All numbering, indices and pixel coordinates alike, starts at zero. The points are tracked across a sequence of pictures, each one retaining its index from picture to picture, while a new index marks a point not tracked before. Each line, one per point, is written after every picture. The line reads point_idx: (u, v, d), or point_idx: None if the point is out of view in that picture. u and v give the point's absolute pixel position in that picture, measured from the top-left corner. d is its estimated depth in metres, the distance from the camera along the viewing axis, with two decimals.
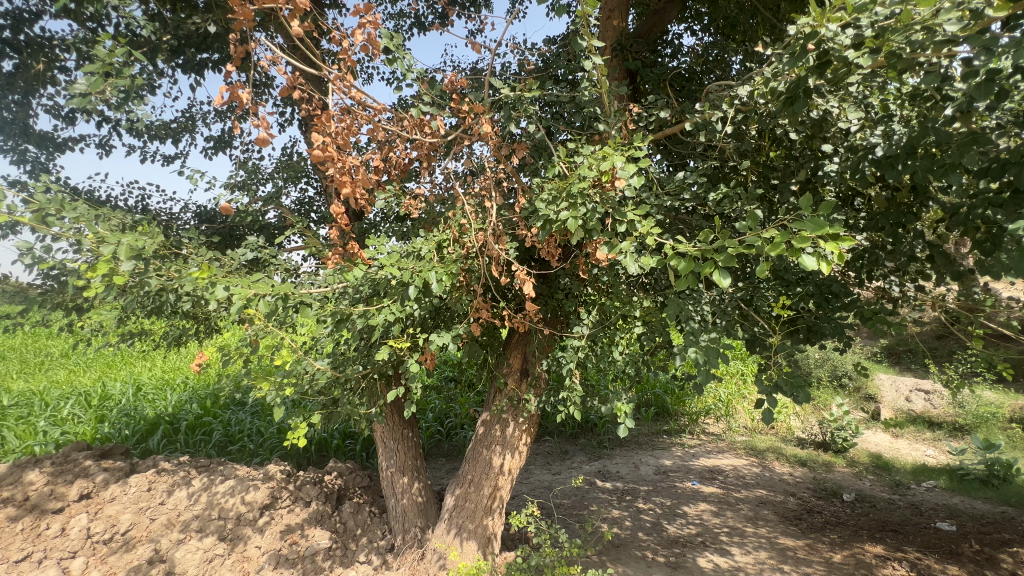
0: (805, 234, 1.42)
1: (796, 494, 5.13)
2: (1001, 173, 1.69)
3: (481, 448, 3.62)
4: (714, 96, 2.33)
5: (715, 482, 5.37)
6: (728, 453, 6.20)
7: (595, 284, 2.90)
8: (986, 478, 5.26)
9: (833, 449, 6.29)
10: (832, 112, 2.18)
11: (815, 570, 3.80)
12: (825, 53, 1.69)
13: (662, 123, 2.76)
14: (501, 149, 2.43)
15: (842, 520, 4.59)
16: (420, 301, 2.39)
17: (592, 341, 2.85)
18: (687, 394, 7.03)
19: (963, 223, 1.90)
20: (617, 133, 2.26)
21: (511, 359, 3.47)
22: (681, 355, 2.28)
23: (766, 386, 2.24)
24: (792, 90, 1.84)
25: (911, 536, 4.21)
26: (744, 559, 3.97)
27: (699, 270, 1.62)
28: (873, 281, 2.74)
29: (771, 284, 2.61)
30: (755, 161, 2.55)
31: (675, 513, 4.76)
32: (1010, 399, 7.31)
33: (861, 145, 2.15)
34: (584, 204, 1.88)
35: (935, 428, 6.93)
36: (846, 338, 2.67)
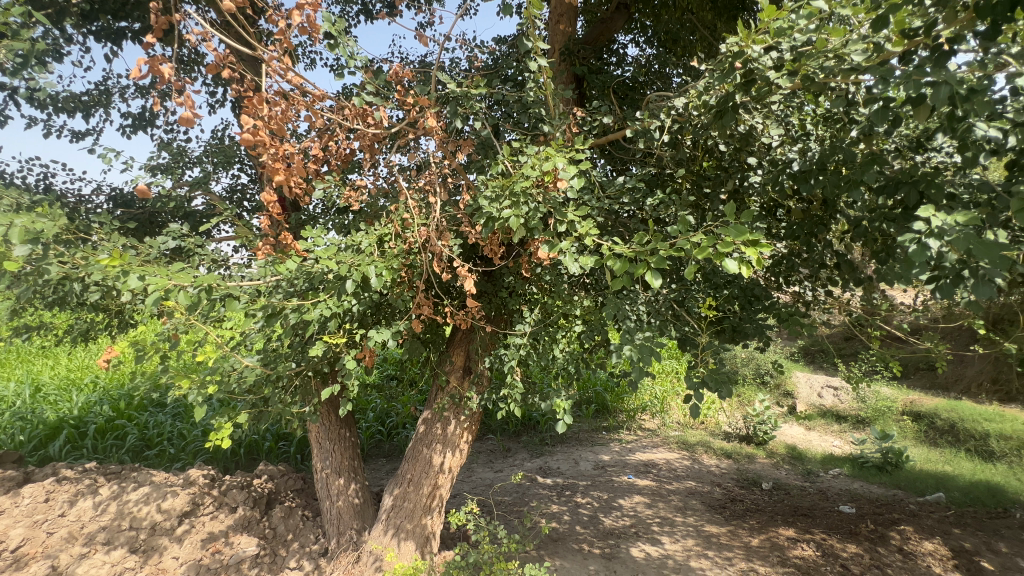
0: (729, 240, 1.53)
1: (721, 485, 5.49)
2: (895, 190, 1.89)
3: (422, 447, 3.59)
4: (653, 106, 2.44)
5: (649, 475, 5.63)
6: (661, 448, 6.51)
7: (538, 283, 2.98)
8: (882, 464, 5.87)
9: (754, 442, 6.78)
10: (757, 127, 2.34)
11: (735, 555, 4.06)
12: (751, 71, 1.81)
13: (604, 128, 2.85)
14: (446, 144, 2.40)
15: (760, 507, 4.95)
16: (360, 296, 2.30)
17: (535, 340, 2.94)
18: (625, 391, 7.32)
19: (863, 235, 2.11)
20: (560, 134, 2.31)
21: (453, 357, 3.49)
22: (617, 353, 2.38)
23: (695, 381, 2.37)
24: (721, 104, 1.95)
25: (819, 519, 4.60)
26: (673, 547, 4.19)
27: (633, 270, 1.69)
28: (791, 285, 2.96)
29: (701, 286, 2.77)
30: (689, 170, 2.66)
31: (611, 506, 4.94)
32: (903, 393, 8.19)
33: (781, 158, 2.32)
34: (526, 203, 1.88)
35: (841, 420, 7.65)
36: (766, 338, 2.88)
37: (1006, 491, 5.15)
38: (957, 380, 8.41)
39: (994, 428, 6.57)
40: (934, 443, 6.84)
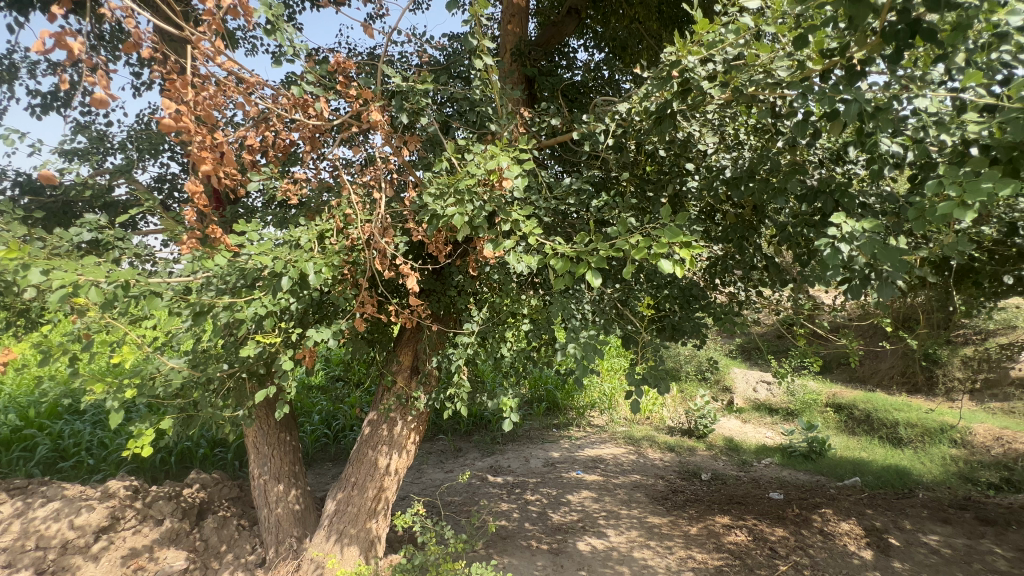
0: (663, 242, 1.59)
1: (664, 477, 5.71)
2: (815, 199, 2.03)
3: (367, 449, 3.50)
4: (599, 110, 2.50)
5: (596, 470, 5.78)
6: (609, 443, 6.71)
7: (487, 282, 2.99)
8: (807, 453, 6.33)
9: (696, 435, 7.11)
10: (695, 134, 2.45)
11: (675, 543, 4.25)
12: (687, 81, 1.89)
13: (552, 130, 2.90)
14: (392, 139, 2.35)
15: (699, 497, 5.19)
16: (298, 295, 2.20)
17: (483, 338, 2.95)
18: (575, 389, 7.51)
19: (788, 239, 2.26)
20: (507, 134, 2.33)
21: (401, 357, 3.43)
22: (562, 351, 2.43)
23: (635, 378, 2.45)
24: (660, 112, 2.03)
25: (751, 506, 4.89)
26: (617, 539, 4.32)
27: (575, 270, 1.73)
28: (726, 286, 3.13)
29: (643, 286, 2.87)
30: (633, 174, 2.75)
31: (559, 501, 5.04)
32: (827, 387, 8.87)
33: (715, 165, 2.44)
34: (472, 201, 1.87)
35: (773, 413, 8.19)
36: (703, 336, 3.04)
37: (911, 474, 5.69)
38: (873, 373, 9.19)
39: (901, 416, 7.19)
40: (852, 432, 7.45)
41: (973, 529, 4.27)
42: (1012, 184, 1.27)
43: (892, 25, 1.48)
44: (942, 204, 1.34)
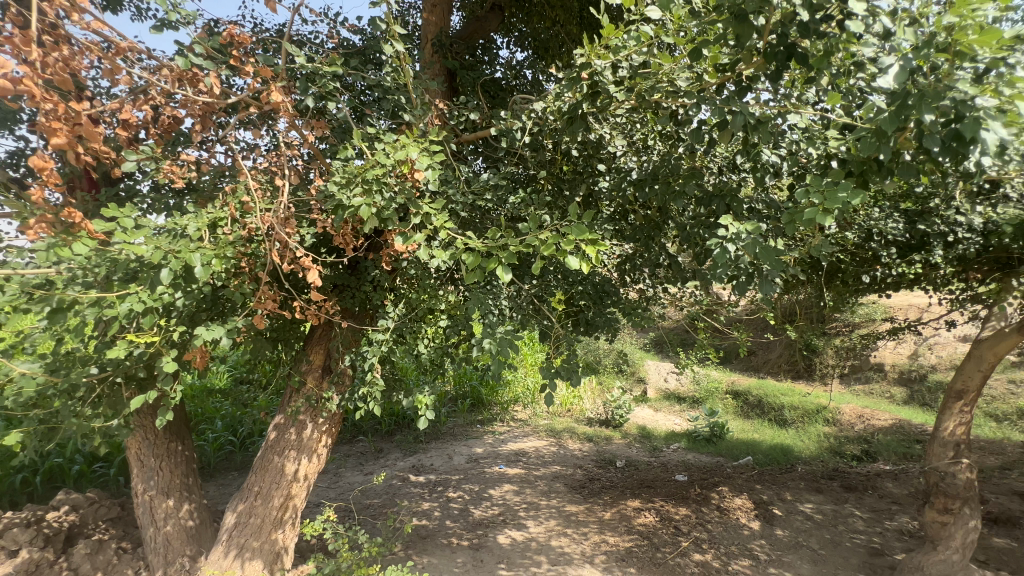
0: (571, 238, 1.64)
1: (582, 466, 5.94)
2: (710, 202, 2.21)
3: (273, 456, 3.27)
4: (515, 107, 2.53)
5: (518, 464, 5.88)
6: (531, 436, 6.86)
7: (404, 277, 2.92)
8: (709, 436, 6.91)
9: (612, 425, 7.47)
10: (606, 137, 2.55)
11: (590, 529, 4.44)
12: (596, 83, 1.96)
13: (472, 125, 2.89)
14: (297, 123, 2.19)
15: (614, 483, 5.45)
16: (186, 289, 1.99)
17: (399, 335, 2.87)
18: (499, 385, 7.64)
19: (687, 239, 2.43)
20: (422, 125, 2.28)
21: (311, 356, 3.25)
22: (478, 347, 2.43)
23: (550, 371, 2.50)
24: (572, 112, 2.09)
25: (659, 488, 5.23)
26: (536, 530, 4.42)
27: (486, 265, 1.72)
28: (636, 283, 3.31)
29: (559, 282, 2.96)
30: (550, 172, 2.81)
31: (481, 497, 5.08)
32: (726, 375, 9.75)
33: (624, 167, 2.56)
34: (381, 192, 1.80)
35: (681, 401, 8.85)
36: (614, 330, 3.20)
37: (792, 450, 6.43)
38: (764, 362, 10.21)
39: (786, 400, 8.06)
40: (747, 416, 8.25)
41: (839, 495, 4.90)
42: (861, 195, 1.46)
43: (773, 46, 1.63)
44: (807, 211, 1.51)
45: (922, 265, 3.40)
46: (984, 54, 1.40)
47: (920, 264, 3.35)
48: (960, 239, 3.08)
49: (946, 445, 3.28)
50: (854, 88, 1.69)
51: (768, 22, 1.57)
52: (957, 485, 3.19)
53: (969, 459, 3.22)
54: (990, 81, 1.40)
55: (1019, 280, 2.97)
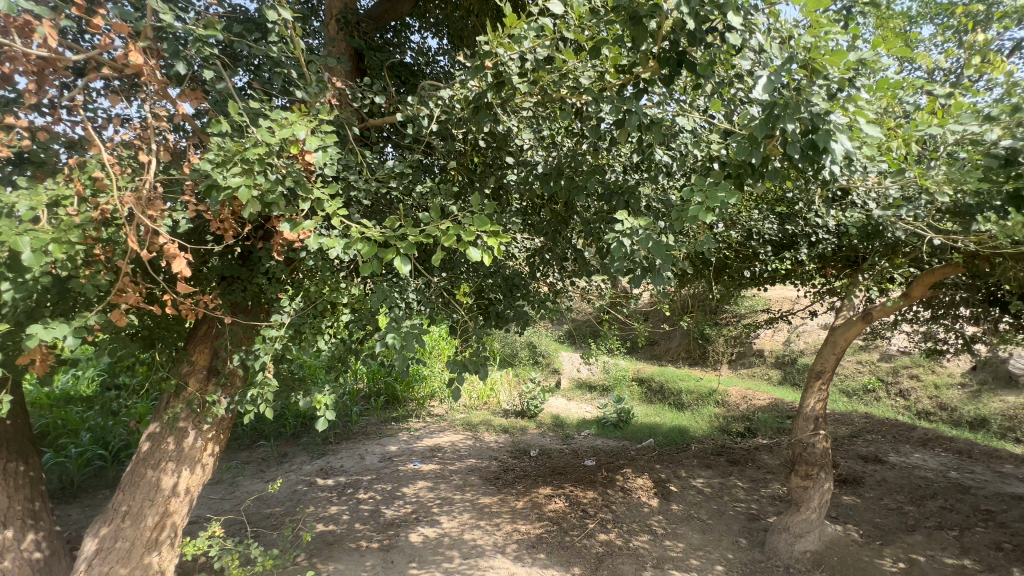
0: (472, 229, 1.60)
1: (497, 458, 6.00)
2: (610, 198, 2.30)
3: (145, 469, 2.88)
4: (423, 93, 2.45)
5: (434, 459, 5.80)
6: (447, 431, 6.79)
7: (302, 268, 2.71)
8: (616, 422, 7.32)
9: (527, 415, 7.63)
10: (514, 130, 2.55)
11: (503, 519, 4.49)
12: (500, 73, 1.95)
13: (377, 109, 2.75)
14: (165, 91, 1.92)
15: (527, 472, 5.57)
16: (16, 280, 1.66)
17: (296, 331, 2.66)
18: (415, 380, 7.50)
19: (591, 234, 2.52)
20: (318, 103, 2.12)
21: (194, 355, 2.93)
22: (381, 342, 2.31)
23: (457, 365, 2.44)
24: (477, 101, 2.06)
25: (569, 474, 5.42)
26: (449, 525, 4.38)
27: (383, 255, 1.64)
28: (546, 277, 3.37)
29: (469, 275, 2.93)
30: (460, 163, 2.76)
31: (393, 496, 4.93)
32: (633, 364, 10.41)
33: (531, 160, 2.58)
34: (265, 173, 1.63)
35: (592, 390, 9.28)
36: (525, 323, 3.24)
37: (688, 431, 7.03)
38: (666, 351, 11.03)
39: (684, 385, 8.76)
40: (650, 401, 8.86)
41: (725, 469, 5.44)
42: (737, 195, 1.59)
43: (665, 52, 1.72)
44: (693, 209, 1.61)
45: (791, 261, 3.76)
46: (835, 73, 1.58)
47: (790, 261, 3.74)
48: (820, 239, 3.51)
49: (808, 419, 3.73)
50: (734, 97, 1.84)
51: (660, 27, 1.65)
52: (816, 453, 3.68)
53: (826, 430, 3.71)
54: (838, 98, 1.59)
55: (863, 276, 3.43)
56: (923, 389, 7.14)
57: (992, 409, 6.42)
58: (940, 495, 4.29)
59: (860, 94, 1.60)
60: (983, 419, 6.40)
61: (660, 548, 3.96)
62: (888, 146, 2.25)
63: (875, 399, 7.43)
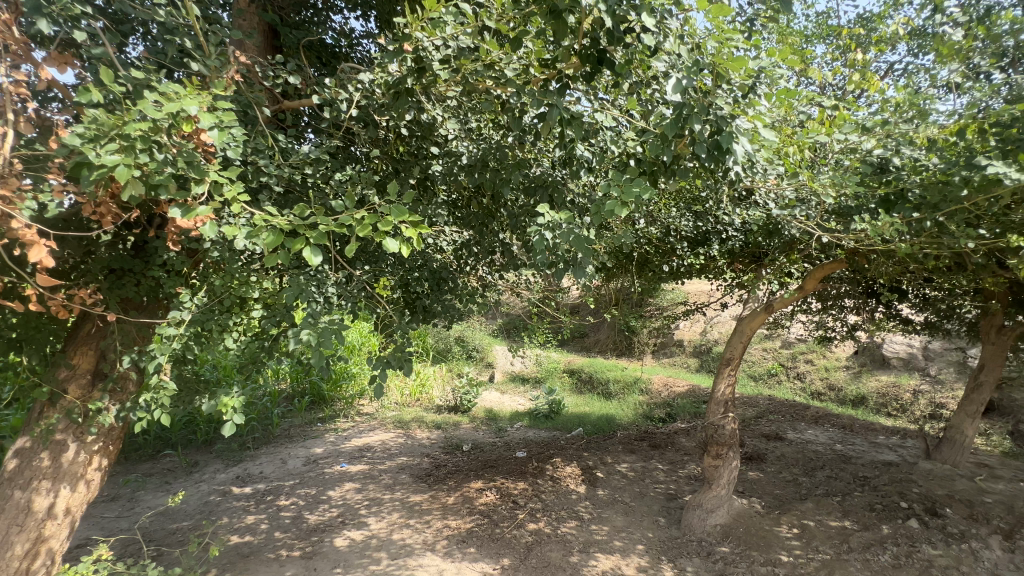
0: (389, 220, 1.52)
1: (429, 454, 5.90)
2: (535, 192, 2.32)
3: (11, 491, 2.50)
4: (341, 76, 2.31)
5: (362, 460, 5.59)
6: (377, 430, 6.58)
7: (206, 260, 2.48)
8: (548, 413, 7.49)
9: (460, 410, 7.58)
10: (439, 119, 2.49)
11: (433, 516, 4.43)
12: (420, 58, 1.91)
13: (292, 91, 2.57)
14: (24, 52, 1.65)
15: (459, 467, 5.53)
16: None
17: (199, 329, 2.42)
18: (342, 378, 7.22)
19: (516, 227, 2.52)
20: (218, 79, 1.93)
21: (76, 358, 2.58)
22: (295, 339, 2.15)
23: (379, 362, 2.33)
24: (396, 86, 1.98)
25: (501, 466, 5.46)
26: (377, 526, 4.24)
27: (290, 245, 1.52)
28: (475, 271, 3.35)
29: (394, 268, 2.83)
30: (384, 151, 2.66)
31: (318, 500, 4.69)
32: (564, 356, 10.70)
33: (456, 151, 2.54)
34: (151, 152, 1.45)
35: (525, 382, 9.43)
36: (452, 318, 3.19)
37: (615, 419, 7.35)
38: (595, 343, 11.44)
39: (611, 375, 9.14)
40: (580, 391, 9.15)
41: (647, 453, 5.75)
42: (651, 190, 1.64)
43: (586, 49, 1.75)
44: (610, 203, 1.65)
45: (705, 257, 4.03)
46: (736, 78, 1.70)
47: (704, 257, 4.00)
48: (729, 236, 3.77)
49: (719, 404, 4.02)
50: (651, 97, 1.90)
51: (579, 24, 1.68)
52: (725, 434, 3.98)
53: (734, 413, 4.01)
54: (741, 103, 1.70)
55: (766, 270, 3.74)
56: (816, 372, 7.99)
57: (870, 388, 7.31)
58: (828, 466, 4.82)
59: (759, 98, 1.73)
60: (863, 397, 7.28)
61: (586, 532, 4.09)
62: (786, 151, 2.58)
63: (777, 382, 8.19)
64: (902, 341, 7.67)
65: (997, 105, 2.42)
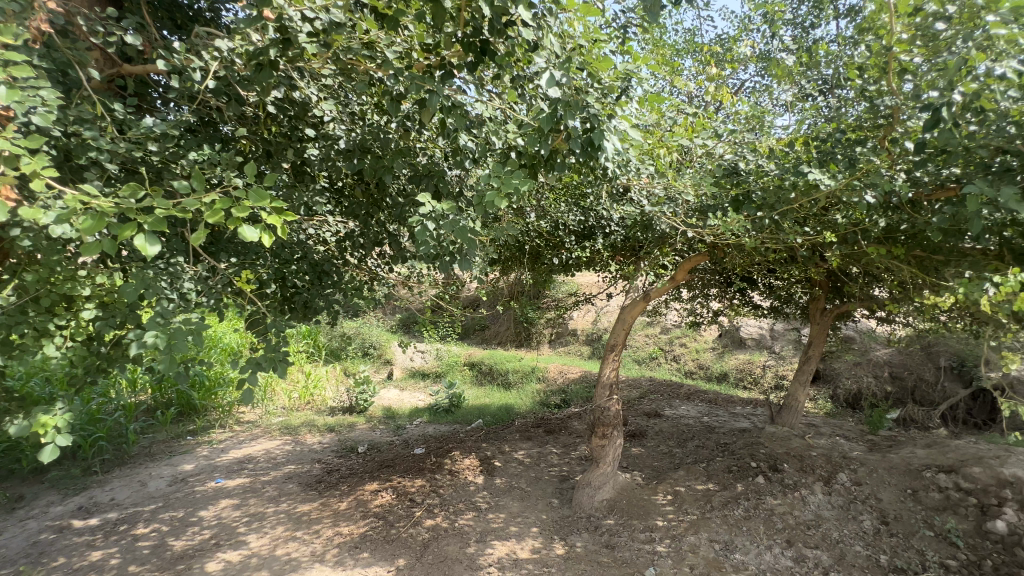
0: (247, 204, 1.32)
1: (320, 460, 5.53)
2: (420, 181, 2.26)
3: None
4: (193, 40, 2.02)
5: (242, 473, 5.06)
6: (261, 438, 6.01)
7: (16, 251, 2.02)
8: (448, 407, 7.45)
9: (356, 411, 7.21)
10: (314, 99, 2.31)
11: (324, 525, 4.16)
12: (285, 29, 1.72)
13: (131, 54, 2.19)
14: None
15: (354, 470, 5.26)
16: None
17: (6, 335, 1.97)
18: (219, 385, 6.56)
19: (401, 216, 2.43)
20: (16, 27, 1.56)
21: None
22: (137, 343, 1.81)
23: (248, 365, 2.06)
24: (256, 57, 1.76)
25: (397, 465, 5.29)
26: (259, 544, 3.87)
27: (119, 232, 1.28)
28: (362, 262, 3.17)
29: (267, 260, 2.58)
30: (251, 131, 2.39)
31: (186, 523, 4.15)
32: (465, 350, 10.72)
33: (333, 134, 2.37)
34: None
35: (425, 377, 9.28)
36: (335, 313, 3.00)
37: (514, 408, 7.54)
38: (495, 335, 11.64)
39: (510, 366, 9.35)
40: (480, 383, 9.24)
41: (542, 439, 5.98)
42: (530, 182, 1.66)
43: (467, 37, 1.71)
44: (491, 193, 1.65)
45: (590, 250, 4.26)
46: (605, 79, 1.80)
47: (589, 250, 4.23)
48: (611, 230, 4.02)
49: (605, 387, 4.31)
50: (532, 92, 1.93)
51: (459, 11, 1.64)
52: (609, 415, 4.28)
53: (618, 394, 4.34)
54: (611, 103, 1.81)
55: (643, 263, 4.06)
56: (688, 353, 8.95)
57: (731, 365, 8.38)
58: (696, 437, 5.42)
59: (626, 99, 1.85)
60: (725, 373, 8.33)
61: (483, 522, 4.14)
62: (654, 152, 2.84)
63: (657, 365, 9.04)
64: (755, 324, 8.87)
65: (816, 123, 2.88)
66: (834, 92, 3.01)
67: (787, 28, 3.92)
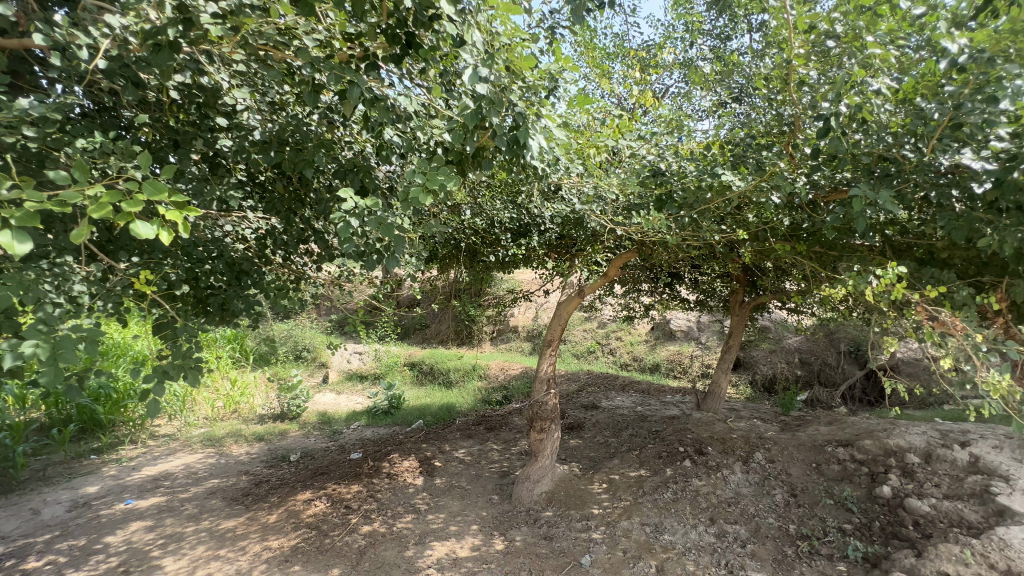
0: (139, 198, 1.19)
1: (248, 472, 5.19)
2: (343, 175, 2.17)
3: None
4: (77, 14, 1.80)
5: (157, 491, 4.64)
6: (179, 452, 5.55)
7: None
8: (387, 409, 7.25)
9: (288, 418, 6.84)
10: (224, 85, 2.15)
11: (250, 540, 3.91)
12: (186, 7, 1.58)
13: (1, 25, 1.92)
14: None
15: (285, 480, 4.99)
16: None
17: None
18: (127, 398, 5.96)
19: (325, 212, 2.33)
20: None
21: None
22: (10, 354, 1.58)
23: (151, 375, 1.83)
24: (152, 37, 1.61)
25: (332, 472, 5.07)
26: (175, 567, 3.57)
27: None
28: (285, 261, 3.00)
29: (175, 259, 2.37)
30: (152, 118, 2.19)
31: (88, 552, 3.74)
32: (405, 350, 10.50)
33: (246, 124, 2.23)
34: None
35: (363, 379, 8.97)
36: (256, 315, 2.81)
37: (455, 407, 7.49)
38: (436, 334, 11.49)
39: (452, 365, 9.28)
40: (421, 383, 9.08)
41: (483, 436, 5.98)
42: (456, 179, 1.64)
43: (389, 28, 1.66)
44: (415, 188, 1.61)
45: (527, 247, 4.30)
46: (529, 78, 1.83)
47: (526, 247, 4.27)
48: (546, 228, 4.05)
49: (543, 382, 4.40)
50: (456, 87, 1.91)
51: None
52: (547, 409, 4.36)
53: (555, 389, 4.43)
54: (534, 102, 1.84)
55: (577, 260, 4.17)
56: (624, 346, 9.32)
57: (663, 356, 8.83)
58: (630, 426, 5.65)
59: (549, 99, 1.88)
60: (657, 365, 8.77)
61: (422, 524, 4.07)
62: (583, 152, 2.91)
63: (595, 358, 9.34)
64: (684, 317, 9.39)
65: (731, 128, 3.07)
66: (746, 100, 3.23)
67: (706, 38, 4.16)
